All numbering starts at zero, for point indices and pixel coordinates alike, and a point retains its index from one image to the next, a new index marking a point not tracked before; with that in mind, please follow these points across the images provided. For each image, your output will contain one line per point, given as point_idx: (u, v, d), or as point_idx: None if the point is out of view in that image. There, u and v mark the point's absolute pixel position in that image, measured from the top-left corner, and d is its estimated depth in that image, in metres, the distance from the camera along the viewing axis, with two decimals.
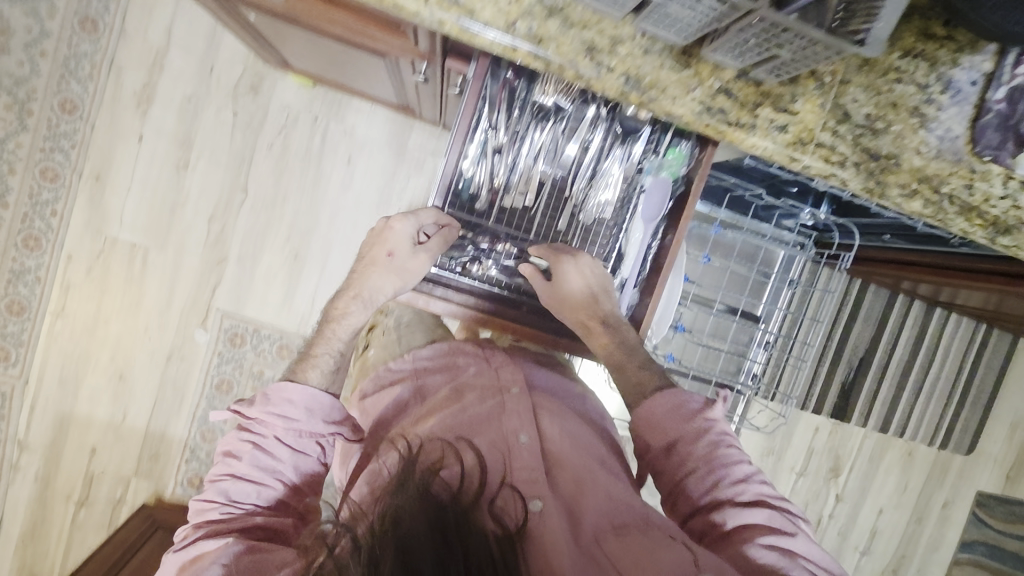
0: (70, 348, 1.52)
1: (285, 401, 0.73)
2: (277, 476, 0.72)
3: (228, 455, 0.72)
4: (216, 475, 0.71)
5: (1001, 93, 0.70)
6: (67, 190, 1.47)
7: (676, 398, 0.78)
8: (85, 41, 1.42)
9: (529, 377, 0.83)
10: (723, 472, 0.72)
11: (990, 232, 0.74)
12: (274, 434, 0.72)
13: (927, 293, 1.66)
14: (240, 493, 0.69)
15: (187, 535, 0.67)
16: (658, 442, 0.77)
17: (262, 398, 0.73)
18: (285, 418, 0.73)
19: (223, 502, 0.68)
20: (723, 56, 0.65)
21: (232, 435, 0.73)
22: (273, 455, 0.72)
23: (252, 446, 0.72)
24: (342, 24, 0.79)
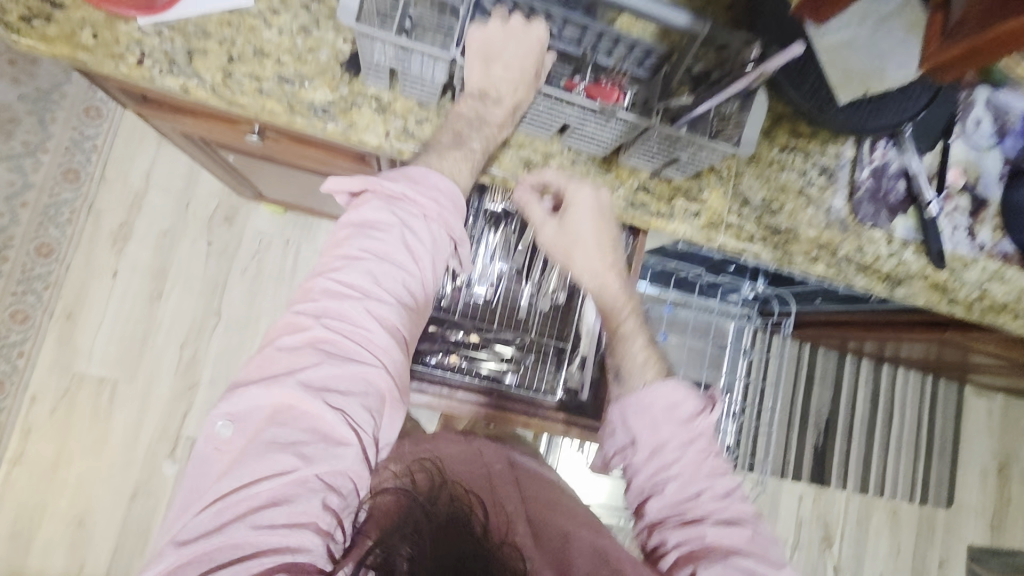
0: (27, 495, 1.45)
1: (434, 190, 0.66)
2: (415, 265, 0.65)
3: (365, 226, 0.63)
4: (351, 252, 0.62)
5: (866, 172, 0.86)
6: (37, 330, 1.49)
7: (675, 393, 0.70)
8: (67, 190, 1.53)
9: (510, 456, 0.85)
10: (707, 483, 0.65)
11: (887, 285, 0.87)
12: (417, 232, 0.65)
13: (872, 350, 1.79)
14: (382, 282, 0.62)
15: (305, 330, 0.58)
16: (644, 440, 0.69)
17: (408, 179, 0.66)
18: (428, 217, 0.66)
19: (361, 300, 0.60)
20: (637, 160, 0.78)
21: (370, 210, 0.64)
22: (413, 259, 0.64)
23: (398, 227, 0.64)
24: (311, 157, 0.90)
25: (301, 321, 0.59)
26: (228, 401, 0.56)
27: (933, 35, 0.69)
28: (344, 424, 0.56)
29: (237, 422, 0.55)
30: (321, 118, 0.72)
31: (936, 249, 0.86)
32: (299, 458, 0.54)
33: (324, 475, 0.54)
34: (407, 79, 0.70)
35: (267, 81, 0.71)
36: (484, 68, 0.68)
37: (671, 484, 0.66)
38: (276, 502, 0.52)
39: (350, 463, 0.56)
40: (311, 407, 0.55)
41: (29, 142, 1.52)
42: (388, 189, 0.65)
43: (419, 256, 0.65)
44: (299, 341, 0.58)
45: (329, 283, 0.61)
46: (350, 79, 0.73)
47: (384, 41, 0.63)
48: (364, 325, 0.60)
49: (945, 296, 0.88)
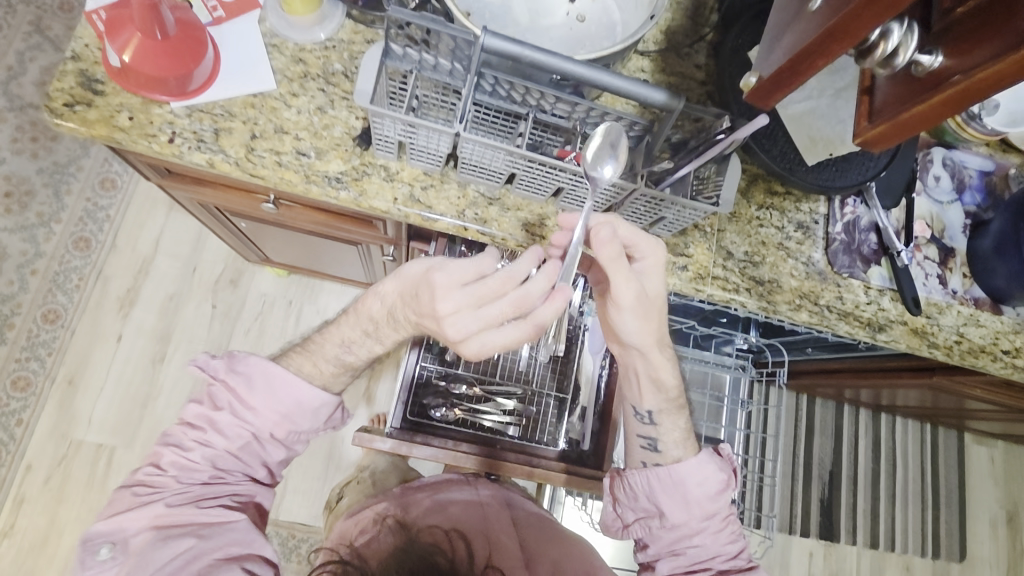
0: (13, 570, 1.40)
1: (292, 405, 0.76)
2: (263, 463, 0.78)
3: (213, 423, 0.74)
4: (200, 439, 0.73)
5: (838, 227, 0.93)
6: (37, 397, 1.50)
7: (703, 471, 0.81)
8: (77, 257, 1.58)
9: (507, 493, 0.88)
10: (724, 549, 0.80)
11: (870, 331, 0.91)
12: (271, 430, 0.76)
13: (868, 399, 1.81)
14: (226, 466, 0.74)
15: (160, 487, 0.70)
16: (674, 512, 0.81)
17: (265, 387, 0.76)
18: (285, 416, 0.76)
19: (210, 473, 0.73)
20: (626, 220, 0.84)
21: (223, 411, 0.75)
22: (262, 446, 0.77)
23: (245, 431, 0.75)
24: (321, 222, 0.96)
25: (153, 481, 0.71)
26: (108, 532, 0.67)
27: (862, 114, 0.63)
28: (223, 512, 0.71)
29: (116, 545, 0.66)
30: (334, 187, 0.79)
31: (910, 296, 0.91)
32: (197, 538, 0.68)
33: (218, 548, 0.68)
34: (414, 151, 0.78)
35: (285, 154, 0.78)
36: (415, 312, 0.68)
37: (693, 549, 0.80)
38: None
39: (240, 534, 0.70)
40: (191, 522, 0.69)
41: (44, 213, 1.59)
42: (240, 384, 0.75)
43: (266, 454, 0.77)
44: (155, 496, 0.69)
45: (174, 457, 0.72)
46: (362, 151, 0.80)
47: (395, 118, 0.70)
48: (220, 479, 0.74)
49: (925, 340, 0.93)
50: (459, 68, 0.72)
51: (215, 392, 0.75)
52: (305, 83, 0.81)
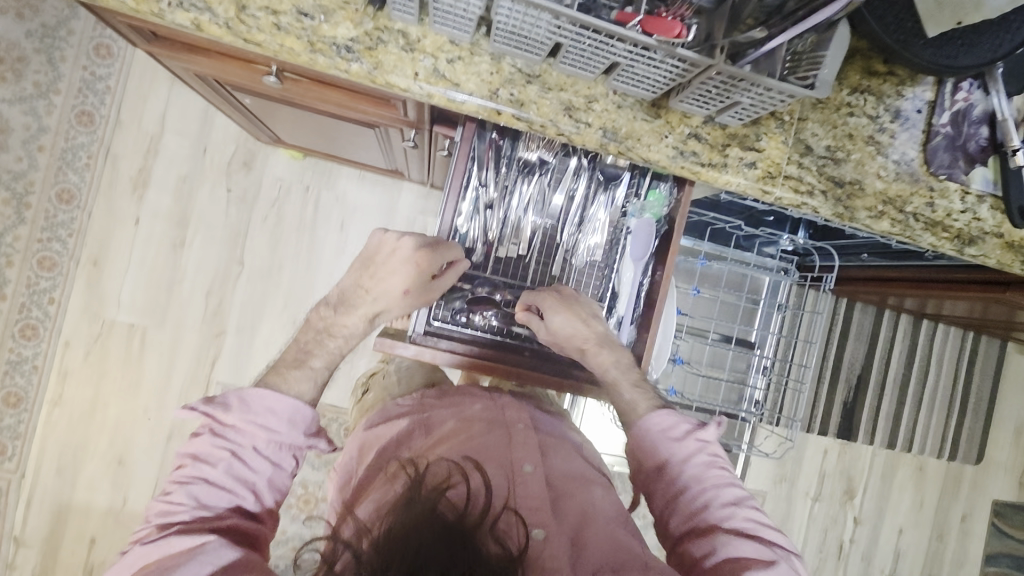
0: (68, 436, 1.50)
1: (267, 413, 0.65)
2: (252, 488, 0.64)
3: (196, 456, 0.63)
4: (182, 477, 0.62)
5: (945, 117, 0.77)
6: (65, 277, 1.49)
7: (667, 417, 0.78)
8: (82, 134, 1.49)
9: (534, 417, 0.84)
10: (713, 493, 0.70)
11: (957, 244, 0.79)
12: (252, 444, 0.64)
13: (913, 307, 1.72)
14: (212, 503, 0.61)
15: (147, 531, 0.59)
16: (650, 461, 0.75)
17: (240, 403, 0.65)
18: (263, 426, 0.65)
19: (191, 512, 0.60)
20: (690, 105, 0.70)
21: (202, 438, 0.64)
22: (251, 474, 0.64)
23: (227, 454, 0.63)
24: (332, 100, 0.83)
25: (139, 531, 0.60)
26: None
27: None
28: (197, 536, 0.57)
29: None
30: (345, 58, 0.65)
31: (1016, 205, 0.77)
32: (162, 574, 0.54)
33: None
34: (438, 12, 0.63)
35: (284, 15, 0.65)
36: (359, 274, 0.80)
37: (681, 496, 0.71)
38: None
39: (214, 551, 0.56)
40: (166, 559, 0.56)
41: (40, 83, 1.46)
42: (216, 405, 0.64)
43: (255, 477, 0.64)
44: (138, 541, 0.59)
45: (158, 503, 0.61)
46: (375, 12, 0.66)
47: None
48: (206, 508, 0.61)
49: (1019, 256, 0.81)
50: None
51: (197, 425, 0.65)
52: None
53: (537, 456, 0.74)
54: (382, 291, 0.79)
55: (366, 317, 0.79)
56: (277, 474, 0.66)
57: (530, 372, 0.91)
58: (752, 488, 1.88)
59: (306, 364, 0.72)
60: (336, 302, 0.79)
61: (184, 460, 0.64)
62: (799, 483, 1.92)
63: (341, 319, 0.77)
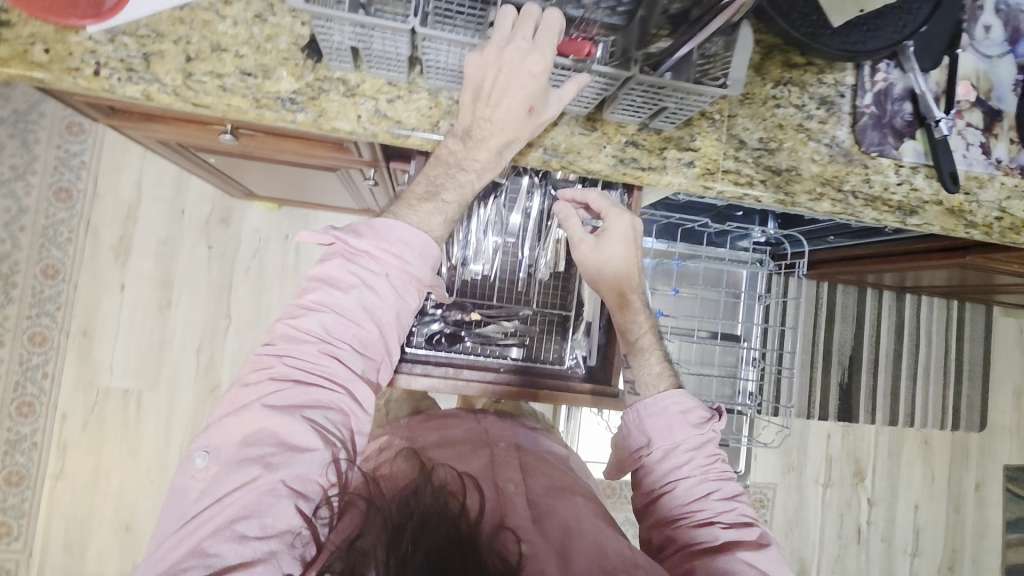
0: (72, 508, 1.50)
1: (400, 244, 0.67)
2: (378, 319, 0.66)
3: (329, 280, 0.65)
4: (314, 302, 0.64)
5: (868, 98, 0.81)
6: (56, 351, 1.52)
7: (686, 400, 0.80)
8: (61, 210, 1.53)
9: (515, 435, 0.86)
10: (715, 484, 0.74)
11: (900, 216, 0.82)
12: (383, 274, 0.67)
13: (892, 282, 1.75)
14: (339, 332, 0.64)
15: (270, 369, 0.61)
16: (661, 442, 0.77)
17: (372, 233, 0.67)
18: (396, 260, 0.67)
19: (318, 342, 0.63)
20: (622, 114, 0.74)
21: (336, 263, 0.66)
22: (378, 304, 0.66)
23: (361, 281, 0.66)
24: (290, 151, 0.87)
25: (264, 360, 0.62)
26: (203, 435, 0.59)
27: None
28: (310, 435, 0.59)
29: (212, 453, 0.58)
30: (290, 109, 0.69)
31: (949, 171, 0.80)
32: (264, 467, 0.56)
33: (291, 480, 0.57)
34: (371, 57, 0.67)
35: (228, 76, 0.68)
36: (472, 105, 0.66)
37: (684, 482, 0.75)
38: (248, 514, 0.54)
39: (316, 467, 0.59)
40: (276, 431, 0.58)
41: (17, 165, 1.51)
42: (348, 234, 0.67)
43: (382, 308, 0.66)
44: (260, 378, 0.60)
45: (287, 330, 0.63)
46: (314, 64, 0.70)
47: (340, 20, 0.60)
48: (332, 347, 0.63)
49: (962, 220, 0.83)
50: None
51: (331, 247, 0.67)
52: None
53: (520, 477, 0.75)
54: (506, 111, 0.65)
55: (496, 149, 0.68)
56: (401, 309, 0.68)
57: (507, 385, 0.91)
58: (760, 482, 1.88)
59: (437, 198, 0.70)
60: (462, 134, 0.68)
61: (313, 286, 0.66)
62: (807, 470, 1.92)
63: (473, 153, 0.68)
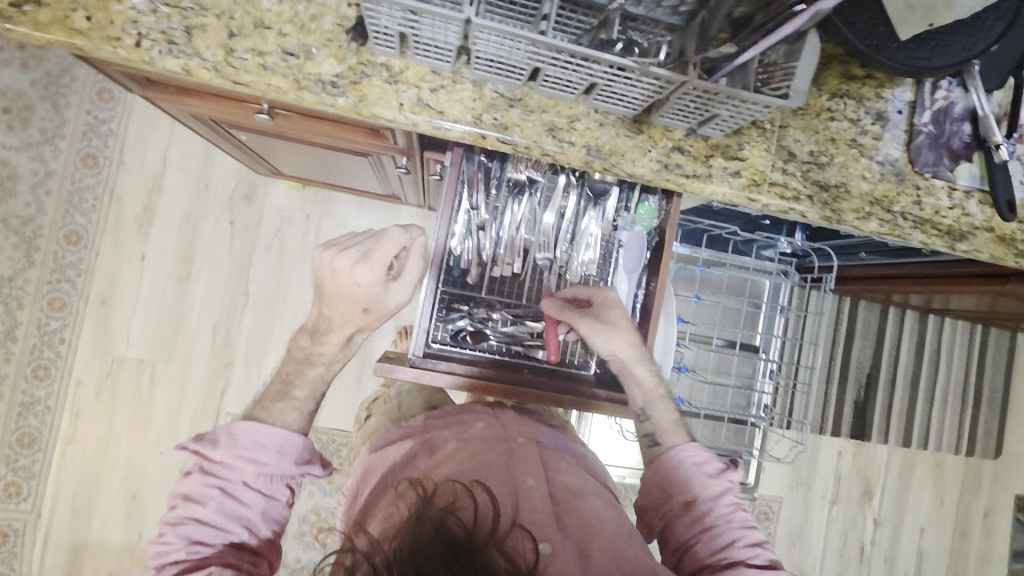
0: (82, 473, 1.51)
1: (257, 446, 0.69)
2: (246, 523, 0.68)
3: (189, 496, 0.67)
4: (175, 517, 0.66)
5: (926, 116, 0.78)
6: (74, 317, 1.52)
7: (701, 453, 0.81)
8: (87, 176, 1.52)
9: (536, 432, 0.83)
10: (739, 532, 0.74)
11: (948, 241, 0.79)
12: (243, 480, 0.68)
13: (919, 303, 1.71)
14: (205, 536, 0.65)
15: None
16: (681, 495, 0.78)
17: (228, 440, 0.68)
18: (252, 461, 0.68)
19: (185, 548, 0.64)
20: (671, 119, 0.72)
21: (193, 478, 0.67)
22: (238, 504, 0.67)
23: (218, 492, 0.66)
24: (325, 133, 0.85)
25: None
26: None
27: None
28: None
29: None
30: (330, 93, 0.67)
31: (1004, 198, 0.77)
32: None
33: None
34: (419, 44, 0.65)
35: (270, 55, 0.67)
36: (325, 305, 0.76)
37: (708, 531, 0.75)
38: None
39: None
40: None
41: (46, 129, 1.50)
42: (205, 444, 0.67)
43: (248, 511, 0.68)
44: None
45: (156, 544, 0.65)
46: (358, 48, 0.68)
47: (391, 5, 0.58)
48: (200, 551, 0.64)
49: (1012, 249, 0.81)
50: None
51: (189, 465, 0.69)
52: None
53: (540, 469, 0.73)
54: (345, 315, 0.75)
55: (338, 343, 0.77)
56: (271, 504, 0.70)
57: (530, 390, 0.89)
58: (767, 494, 1.86)
59: (290, 395, 0.76)
60: (313, 331, 0.78)
61: (177, 501, 0.67)
62: (816, 485, 1.89)
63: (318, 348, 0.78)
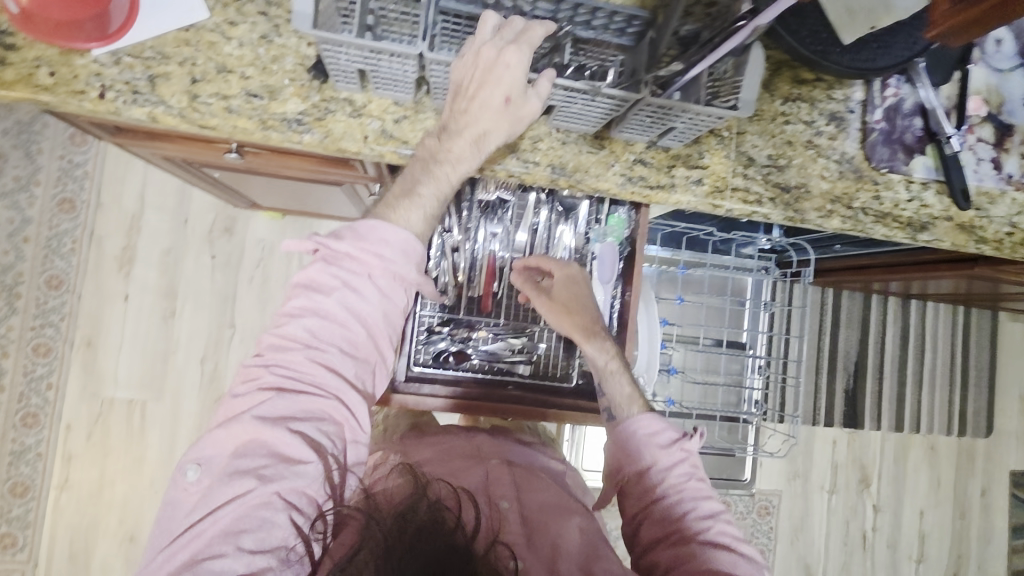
0: (78, 518, 1.50)
1: (380, 242, 0.62)
2: (364, 322, 0.62)
3: (310, 285, 0.61)
4: (296, 308, 0.60)
5: (878, 113, 0.81)
6: (61, 361, 1.51)
7: (656, 423, 0.76)
8: (65, 220, 1.52)
9: (509, 452, 0.83)
10: (692, 503, 0.70)
11: (910, 232, 0.81)
12: (367, 275, 0.62)
13: (898, 289, 1.74)
14: (325, 336, 0.60)
15: (256, 379, 0.58)
16: (635, 465, 0.74)
17: (353, 234, 0.63)
18: (379, 260, 0.62)
19: (305, 349, 0.59)
20: (631, 133, 0.74)
21: (316, 268, 0.61)
22: (357, 304, 0.61)
23: (342, 283, 0.61)
24: (294, 166, 0.86)
25: (251, 370, 0.59)
26: (194, 447, 0.56)
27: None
28: (304, 449, 0.56)
29: (202, 464, 0.55)
30: (296, 130, 0.69)
31: (959, 187, 0.80)
32: (258, 479, 0.54)
33: (285, 493, 0.55)
34: (378, 79, 0.67)
35: (234, 98, 0.68)
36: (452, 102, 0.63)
37: (659, 506, 0.71)
38: (242, 530, 0.53)
39: (311, 480, 0.56)
40: (268, 442, 0.56)
41: (20, 176, 1.51)
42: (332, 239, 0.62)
43: (368, 312, 0.62)
44: (248, 388, 0.58)
45: (274, 340, 0.60)
46: (320, 85, 0.70)
47: (348, 45, 0.59)
48: (318, 348, 0.59)
49: (972, 236, 0.83)
50: None
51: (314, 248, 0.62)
52: (241, 6, 0.70)
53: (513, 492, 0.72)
54: (482, 103, 0.61)
55: (472, 139, 0.63)
56: (389, 308, 0.63)
57: (515, 404, 0.93)
58: (765, 489, 1.87)
59: (415, 192, 0.65)
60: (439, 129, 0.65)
61: (295, 291, 0.62)
62: (813, 476, 1.91)
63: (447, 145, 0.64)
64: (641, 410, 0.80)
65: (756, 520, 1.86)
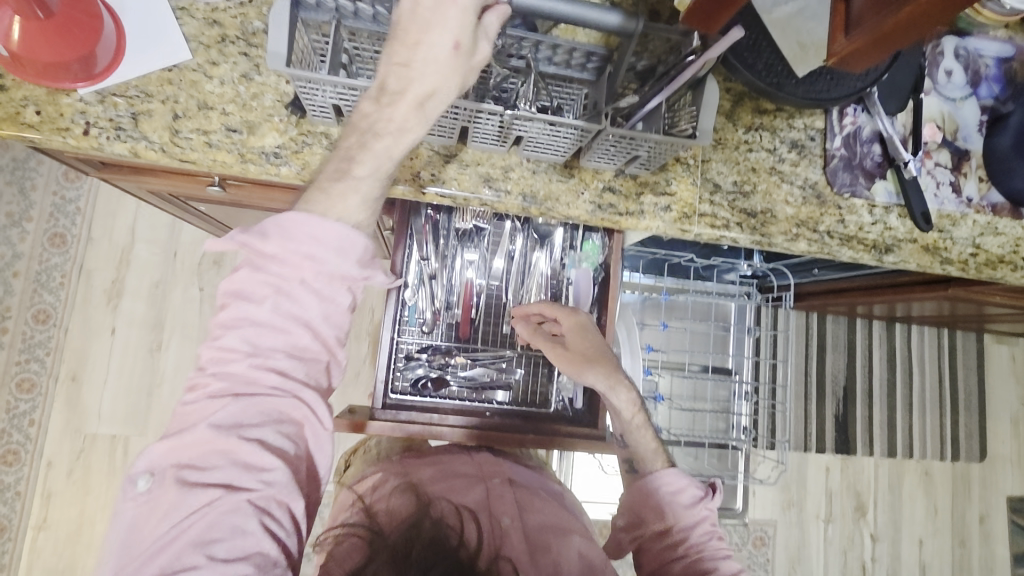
0: (55, 559, 1.46)
1: (313, 240, 0.54)
2: (304, 324, 0.55)
3: (240, 292, 0.54)
4: (227, 320, 0.54)
5: (838, 141, 0.84)
6: (45, 397, 1.50)
7: (679, 481, 0.79)
8: (55, 254, 1.54)
9: (511, 471, 0.80)
10: (713, 563, 0.72)
11: (875, 254, 0.84)
12: (299, 275, 0.54)
13: (882, 313, 1.76)
14: (265, 343, 0.54)
15: (203, 388, 0.53)
16: (656, 522, 0.76)
17: (278, 231, 0.54)
18: (312, 257, 0.54)
19: (247, 356, 0.53)
20: (598, 162, 0.76)
21: (242, 273, 0.54)
22: (292, 307, 0.54)
23: (273, 289, 0.54)
24: (276, 198, 0.88)
25: (196, 380, 0.54)
26: (144, 457, 0.52)
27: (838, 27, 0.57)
28: (267, 455, 0.52)
29: (155, 474, 0.52)
30: (274, 163, 0.71)
31: (919, 210, 0.83)
32: (226, 487, 0.51)
33: (256, 499, 0.52)
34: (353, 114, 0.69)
35: (214, 133, 0.71)
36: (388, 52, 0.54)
37: (681, 564, 0.73)
38: (213, 539, 0.49)
39: (282, 487, 0.53)
40: (226, 448, 0.51)
41: (13, 212, 1.53)
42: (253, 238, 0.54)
43: (305, 314, 0.54)
44: (195, 398, 0.53)
45: (211, 351, 0.54)
46: (298, 120, 0.72)
47: (323, 82, 0.62)
48: (262, 356, 0.54)
49: (937, 257, 0.85)
50: (383, 12, 0.64)
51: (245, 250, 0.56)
52: (223, 48, 0.73)
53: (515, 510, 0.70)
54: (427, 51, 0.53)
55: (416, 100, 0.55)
56: (330, 312, 0.56)
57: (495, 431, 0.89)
58: (760, 519, 1.84)
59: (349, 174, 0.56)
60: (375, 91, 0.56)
61: (226, 299, 0.55)
62: (808, 505, 1.88)
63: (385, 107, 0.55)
64: (662, 466, 0.82)
65: (751, 551, 1.83)
